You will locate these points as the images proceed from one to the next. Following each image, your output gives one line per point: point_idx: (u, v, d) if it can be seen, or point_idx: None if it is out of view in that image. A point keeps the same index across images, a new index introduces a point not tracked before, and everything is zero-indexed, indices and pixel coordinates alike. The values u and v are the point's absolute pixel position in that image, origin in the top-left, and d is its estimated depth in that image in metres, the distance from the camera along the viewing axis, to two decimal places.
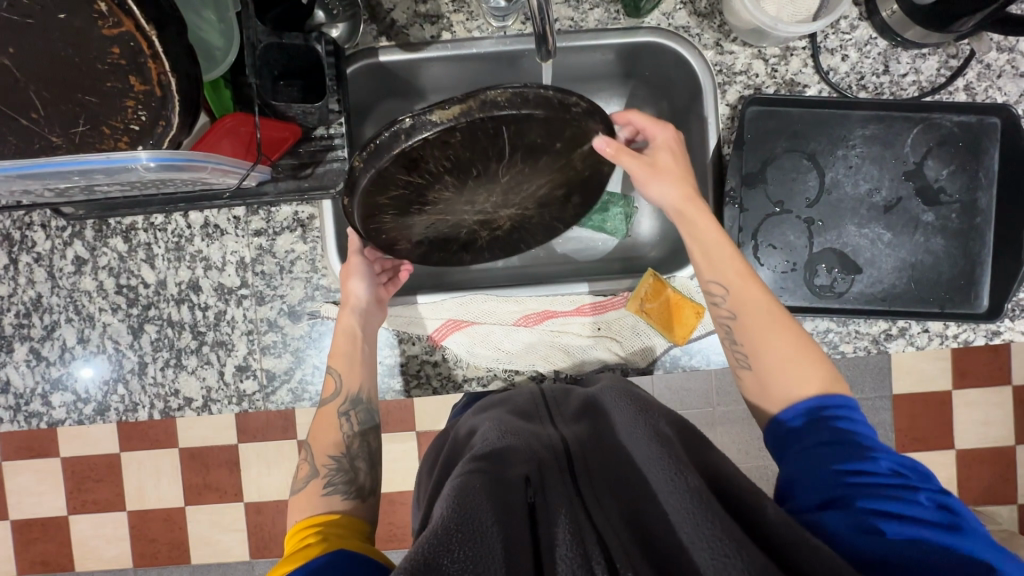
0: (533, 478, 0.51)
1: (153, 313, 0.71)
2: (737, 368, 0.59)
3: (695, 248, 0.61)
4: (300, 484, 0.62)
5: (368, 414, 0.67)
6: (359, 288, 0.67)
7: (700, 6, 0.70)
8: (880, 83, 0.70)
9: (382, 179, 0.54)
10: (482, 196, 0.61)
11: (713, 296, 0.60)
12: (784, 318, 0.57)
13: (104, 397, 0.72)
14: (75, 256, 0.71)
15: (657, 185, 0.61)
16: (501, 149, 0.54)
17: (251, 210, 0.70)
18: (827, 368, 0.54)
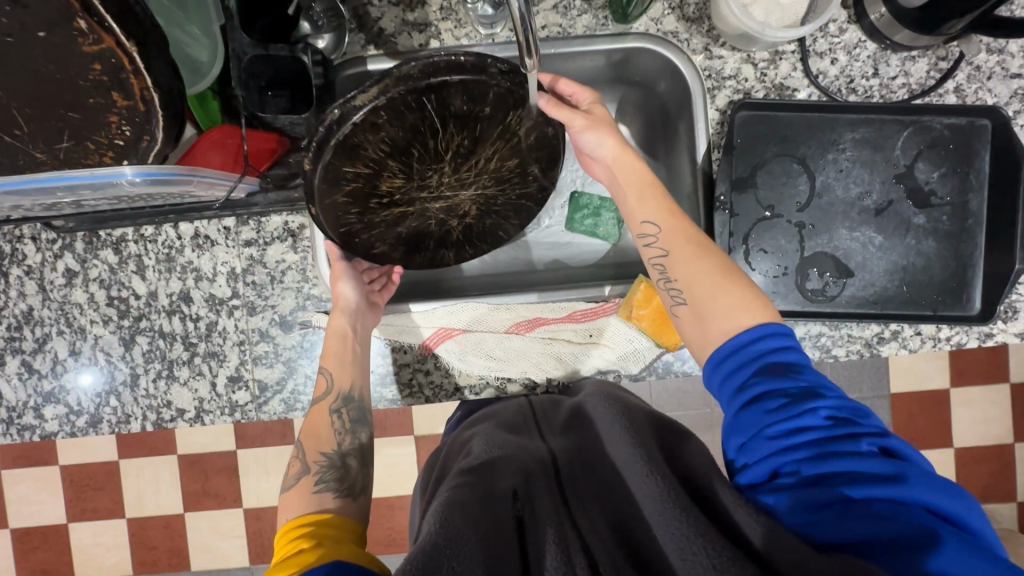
0: (519, 490, 0.52)
1: (145, 325, 0.71)
2: (673, 307, 0.58)
3: (633, 203, 0.61)
4: (290, 481, 0.62)
5: (360, 411, 0.67)
6: (345, 288, 0.68)
7: (688, 11, 0.70)
8: (869, 86, 0.70)
9: (333, 176, 0.57)
10: (433, 175, 0.63)
11: (646, 236, 0.60)
12: (720, 265, 0.56)
13: (97, 409, 0.71)
14: (66, 268, 0.71)
15: (592, 135, 0.62)
16: (432, 123, 0.57)
17: (242, 221, 0.70)
18: (756, 298, 0.54)
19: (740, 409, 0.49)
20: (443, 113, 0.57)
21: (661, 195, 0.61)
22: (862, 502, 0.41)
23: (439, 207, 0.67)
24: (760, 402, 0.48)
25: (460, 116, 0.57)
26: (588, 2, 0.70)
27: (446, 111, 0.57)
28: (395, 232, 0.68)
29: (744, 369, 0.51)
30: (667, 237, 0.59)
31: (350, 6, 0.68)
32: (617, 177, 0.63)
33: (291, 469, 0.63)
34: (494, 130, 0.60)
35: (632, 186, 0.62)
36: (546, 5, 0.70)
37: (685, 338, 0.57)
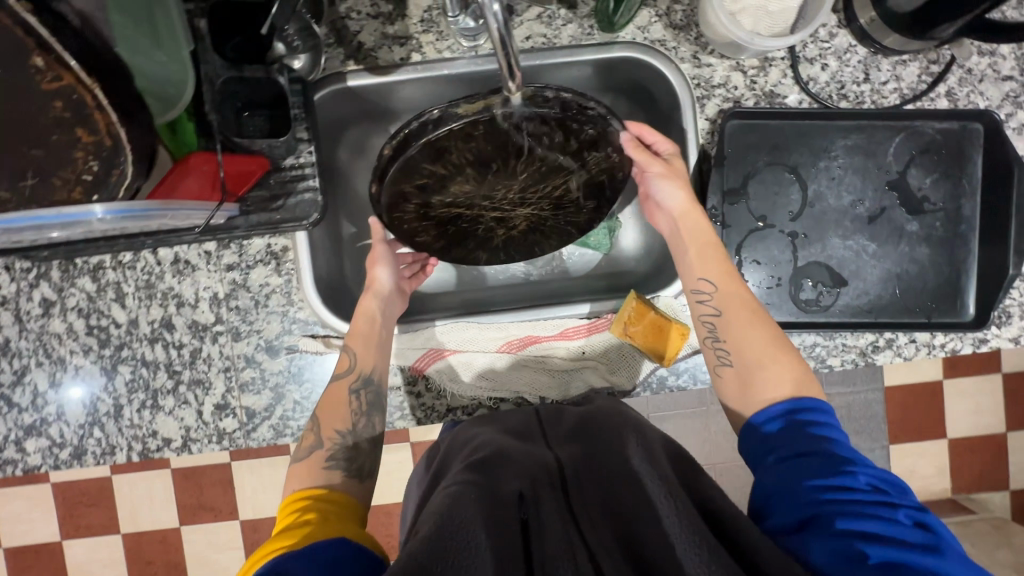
0: (526, 495, 0.50)
1: (128, 354, 0.70)
2: (717, 366, 0.59)
3: (692, 253, 0.62)
4: (302, 453, 0.60)
5: (378, 396, 0.65)
6: (382, 274, 0.70)
7: (675, 18, 0.68)
8: (861, 92, 0.69)
9: (408, 167, 0.58)
10: (500, 190, 0.63)
11: (700, 292, 0.61)
12: (782, 344, 0.57)
13: (80, 441, 0.69)
14: (43, 298, 0.69)
15: (665, 184, 0.64)
16: (520, 147, 0.57)
17: (223, 245, 0.69)
18: (805, 374, 0.54)
19: (779, 462, 0.48)
20: (535, 142, 0.57)
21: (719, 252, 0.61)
22: (892, 569, 0.39)
23: (491, 217, 0.68)
24: (802, 458, 0.47)
25: (547, 142, 0.57)
26: (573, 11, 0.68)
27: (539, 138, 0.57)
28: (441, 233, 0.68)
29: (787, 428, 0.51)
30: (723, 297, 0.59)
31: (328, 18, 0.66)
32: (680, 231, 0.64)
33: (305, 440, 0.61)
34: (576, 162, 0.60)
35: (694, 242, 0.62)
36: (530, 15, 0.68)
37: (723, 398, 0.58)
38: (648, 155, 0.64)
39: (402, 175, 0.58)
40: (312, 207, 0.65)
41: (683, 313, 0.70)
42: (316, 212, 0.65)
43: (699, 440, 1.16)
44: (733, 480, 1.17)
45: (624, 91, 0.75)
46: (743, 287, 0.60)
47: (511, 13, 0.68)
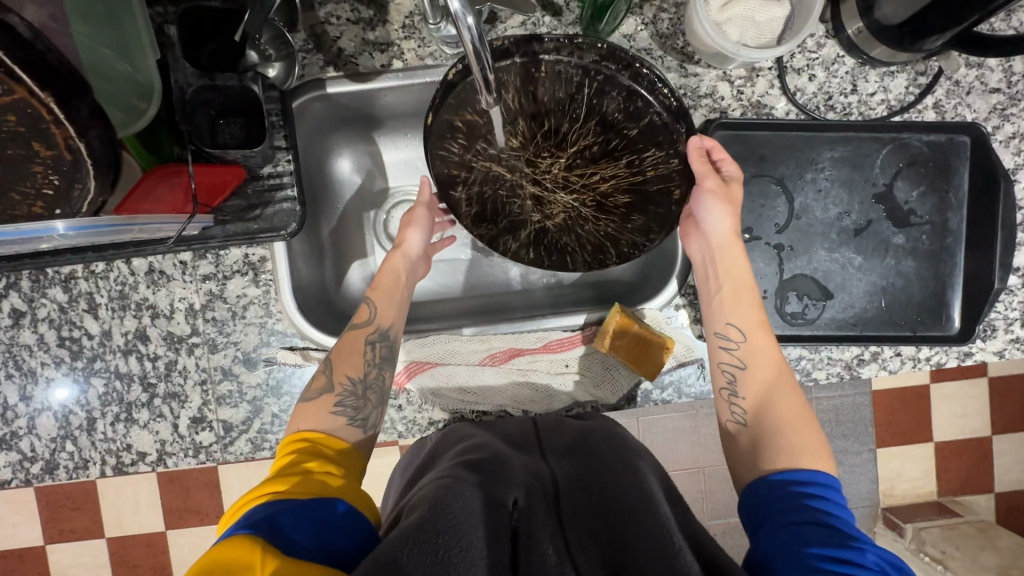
0: (520, 502, 0.48)
1: (101, 366, 0.68)
2: (728, 420, 0.57)
3: (728, 289, 0.60)
4: (310, 393, 0.57)
5: (391, 350, 0.63)
6: (415, 238, 0.71)
7: (662, 27, 0.67)
8: (848, 103, 0.68)
9: (464, 97, 0.63)
10: (546, 158, 0.68)
11: (728, 338, 0.59)
12: (803, 412, 0.54)
13: (52, 454, 0.68)
14: (12, 309, 0.67)
15: (715, 211, 0.61)
16: (578, 112, 0.65)
17: (199, 255, 0.67)
18: (822, 448, 0.52)
19: (782, 525, 0.46)
20: (594, 106, 0.64)
21: (754, 300, 0.60)
22: None
23: (528, 198, 0.71)
24: (808, 526, 0.45)
25: (602, 114, 0.64)
26: (559, 18, 0.67)
27: (596, 104, 0.64)
28: (481, 201, 0.70)
29: (791, 493, 0.48)
30: (749, 346, 0.58)
31: (306, 23, 0.64)
32: (717, 264, 0.61)
33: (316, 382, 0.58)
34: (628, 154, 0.65)
35: (729, 282, 0.60)
36: (513, 22, 0.67)
37: (729, 449, 0.56)
38: (707, 171, 0.61)
39: (458, 108, 0.64)
40: (290, 217, 0.64)
41: (668, 324, 0.69)
42: (295, 221, 0.64)
43: (688, 444, 1.15)
44: (722, 484, 1.17)
45: None
46: (771, 341, 0.58)
47: (495, 20, 0.66)
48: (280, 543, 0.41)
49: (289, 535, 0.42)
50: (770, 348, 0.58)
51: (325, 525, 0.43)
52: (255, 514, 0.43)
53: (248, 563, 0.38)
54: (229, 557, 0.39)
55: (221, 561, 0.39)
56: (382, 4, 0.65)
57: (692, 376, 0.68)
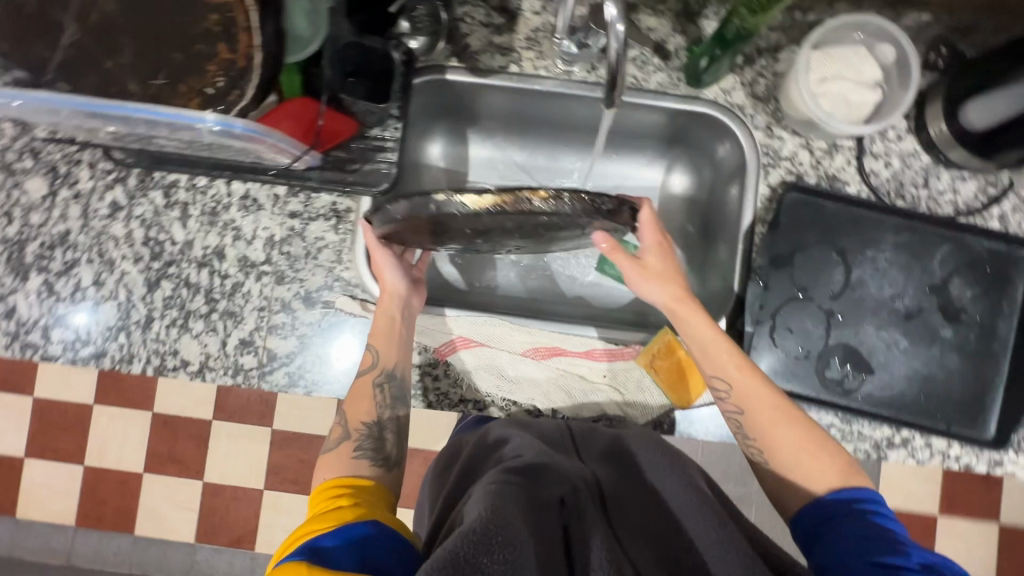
0: (568, 500, 0.49)
1: (172, 270, 0.72)
2: (755, 460, 0.59)
3: (694, 347, 0.61)
4: (331, 444, 0.62)
5: (402, 390, 0.66)
6: (391, 270, 0.67)
7: (758, 89, 0.73)
8: (918, 195, 0.72)
9: (408, 224, 0.54)
10: (493, 237, 0.59)
11: (717, 392, 0.59)
12: (818, 435, 0.56)
13: (104, 342, 0.71)
14: (113, 201, 0.73)
15: (649, 286, 0.64)
16: (521, 224, 0.53)
17: (292, 192, 0.72)
18: (848, 463, 0.55)
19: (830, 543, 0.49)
20: (533, 221, 0.52)
21: (725, 344, 0.59)
22: None
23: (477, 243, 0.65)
24: (854, 540, 0.48)
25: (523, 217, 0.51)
26: (666, 62, 0.73)
27: (540, 222, 0.52)
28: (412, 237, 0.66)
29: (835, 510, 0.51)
30: (739, 394, 0.58)
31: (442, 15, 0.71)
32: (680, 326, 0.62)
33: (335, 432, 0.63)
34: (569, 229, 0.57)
35: (695, 342, 0.61)
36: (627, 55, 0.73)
37: (765, 485, 0.58)
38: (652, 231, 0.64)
39: (420, 227, 0.57)
40: (384, 178, 0.69)
41: None
42: (387, 182, 0.69)
43: None
44: None
45: (691, 147, 0.80)
46: (759, 379, 0.58)
47: None
48: (321, 561, 0.43)
49: (330, 557, 0.44)
50: (758, 387, 0.58)
51: (362, 546, 0.45)
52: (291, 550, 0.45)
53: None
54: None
55: None
56: (514, 17, 0.73)
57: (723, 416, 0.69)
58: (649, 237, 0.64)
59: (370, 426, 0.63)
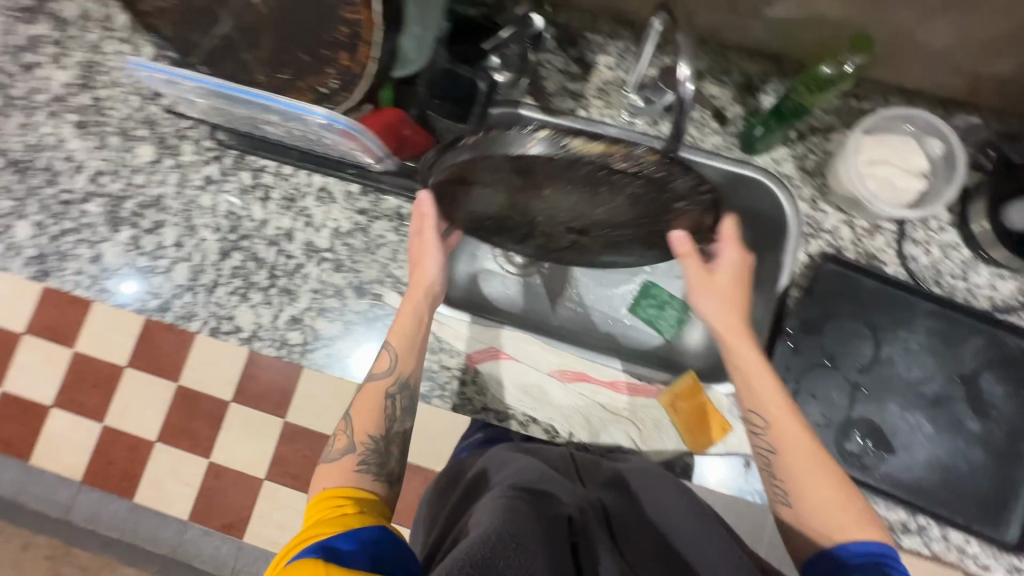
0: (575, 519, 0.54)
1: (245, 244, 0.79)
2: (777, 501, 0.60)
3: (739, 378, 0.63)
4: (333, 454, 0.63)
5: (411, 402, 0.67)
6: (428, 262, 0.70)
7: (807, 164, 0.77)
8: (954, 286, 0.74)
9: (489, 168, 0.50)
10: (560, 215, 0.56)
11: (754, 425, 0.61)
12: (848, 488, 0.57)
13: (171, 298, 0.78)
14: (207, 174, 0.80)
15: (709, 303, 0.66)
16: (609, 193, 0.50)
17: (364, 191, 0.79)
18: (872, 519, 0.56)
19: None
20: (626, 190, 0.50)
21: (773, 381, 0.61)
22: None
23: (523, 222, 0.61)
24: None
25: (613, 184, 0.48)
26: (723, 126, 0.78)
27: (632, 192, 0.50)
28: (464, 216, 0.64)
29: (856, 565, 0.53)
30: (777, 433, 0.59)
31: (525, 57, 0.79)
32: (734, 353, 0.63)
33: (339, 443, 0.64)
34: (646, 216, 0.54)
35: (742, 374, 0.63)
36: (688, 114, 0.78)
37: (783, 527, 0.59)
38: (729, 248, 0.65)
39: (488, 182, 0.52)
40: None
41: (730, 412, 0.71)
42: None
43: None
44: None
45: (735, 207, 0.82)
46: (798, 422, 0.59)
47: None
48: (334, 558, 0.47)
49: (342, 554, 0.48)
50: (796, 431, 0.59)
51: (372, 546, 0.50)
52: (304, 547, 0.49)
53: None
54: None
55: None
56: (590, 68, 0.80)
57: (732, 467, 0.70)
58: (728, 251, 0.65)
59: (376, 440, 0.63)
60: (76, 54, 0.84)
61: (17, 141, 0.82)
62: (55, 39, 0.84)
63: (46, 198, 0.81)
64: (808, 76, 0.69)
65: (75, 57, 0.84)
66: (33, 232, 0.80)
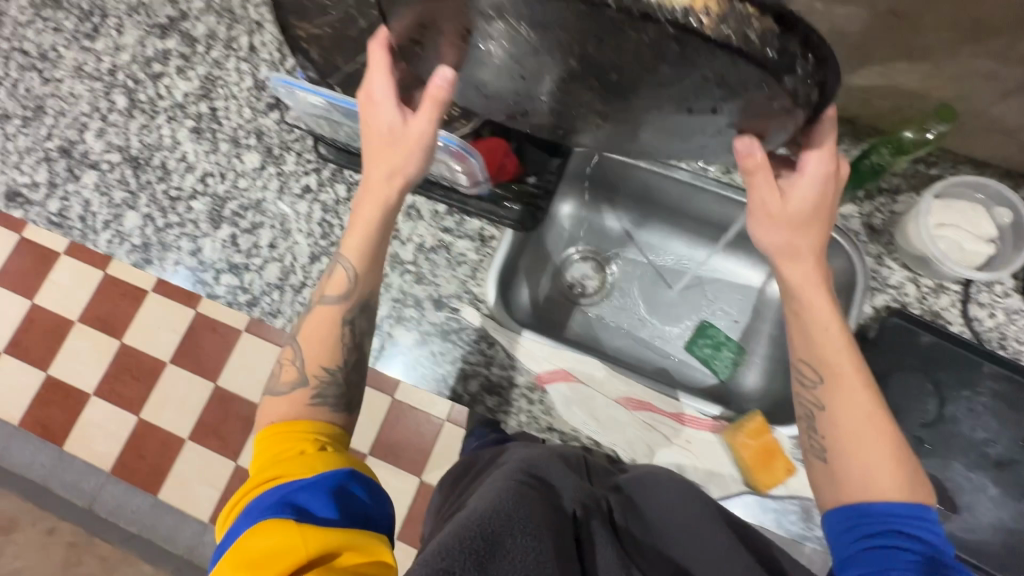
0: (579, 514, 0.62)
1: (334, 250, 0.84)
2: (814, 456, 0.63)
3: (796, 329, 0.64)
4: (287, 386, 0.68)
5: (368, 324, 0.72)
6: (382, 112, 0.63)
7: (875, 222, 0.81)
8: (1019, 350, 0.76)
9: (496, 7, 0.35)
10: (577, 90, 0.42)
11: (805, 377, 0.63)
12: (900, 455, 0.59)
13: (260, 294, 0.83)
14: (306, 184, 0.87)
15: (773, 233, 0.61)
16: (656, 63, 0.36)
17: (450, 212, 0.84)
18: (916, 483, 0.58)
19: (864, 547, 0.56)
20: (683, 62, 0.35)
21: (837, 342, 0.62)
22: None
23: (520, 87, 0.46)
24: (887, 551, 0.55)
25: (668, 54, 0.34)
26: None
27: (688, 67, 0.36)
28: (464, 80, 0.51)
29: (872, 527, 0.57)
30: (830, 390, 0.62)
31: None
32: (799, 294, 0.62)
33: (285, 375, 0.69)
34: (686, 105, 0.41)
35: (801, 322, 0.63)
36: None
37: (817, 481, 0.62)
38: (811, 160, 0.58)
39: (515, 52, 0.39)
40: (529, 217, 0.80)
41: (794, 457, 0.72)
42: (531, 222, 0.80)
43: None
44: None
45: None
46: (858, 380, 0.61)
47: None
48: (305, 517, 0.55)
49: (311, 508, 0.56)
50: (857, 392, 0.61)
51: (339, 497, 0.58)
52: (272, 499, 0.56)
53: (291, 545, 0.52)
54: (276, 538, 0.53)
55: (274, 547, 0.53)
56: None
57: (795, 514, 0.71)
58: (811, 164, 0.58)
59: (329, 373, 0.68)
60: (200, 68, 0.93)
61: (135, 139, 0.90)
62: (182, 53, 0.94)
63: (156, 193, 0.87)
64: (890, 139, 0.73)
65: (198, 70, 0.93)
66: (140, 222, 0.86)
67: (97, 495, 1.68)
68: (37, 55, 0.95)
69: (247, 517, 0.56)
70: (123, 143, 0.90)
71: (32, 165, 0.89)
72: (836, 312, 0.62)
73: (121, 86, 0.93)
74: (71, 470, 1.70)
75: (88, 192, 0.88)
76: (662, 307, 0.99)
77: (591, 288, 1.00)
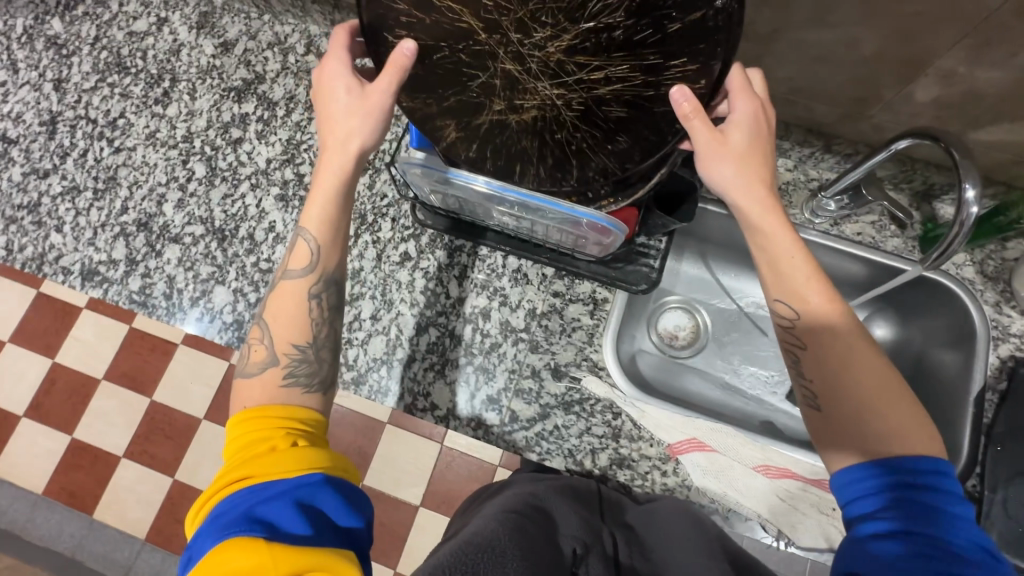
0: (578, 552, 0.57)
1: (441, 319, 0.80)
2: (808, 404, 0.57)
3: (765, 263, 0.59)
4: (253, 368, 0.59)
5: (338, 299, 0.64)
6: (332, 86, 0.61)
7: (987, 269, 0.81)
8: None
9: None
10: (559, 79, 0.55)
11: (780, 315, 0.58)
12: (896, 387, 0.53)
13: (367, 370, 0.78)
14: (405, 252, 0.83)
15: (723, 168, 0.58)
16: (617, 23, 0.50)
17: (558, 275, 0.81)
18: (919, 425, 0.52)
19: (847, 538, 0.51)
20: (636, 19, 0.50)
21: (803, 269, 0.57)
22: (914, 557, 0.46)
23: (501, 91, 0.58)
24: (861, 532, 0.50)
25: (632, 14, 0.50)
26: (903, 230, 0.84)
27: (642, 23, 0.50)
28: (458, 97, 0.59)
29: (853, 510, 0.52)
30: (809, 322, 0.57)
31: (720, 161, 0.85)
32: (760, 222, 0.58)
33: (254, 356, 0.59)
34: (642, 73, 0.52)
35: (767, 258, 0.59)
36: (867, 219, 0.85)
37: (812, 430, 0.57)
38: (737, 97, 0.58)
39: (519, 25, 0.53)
40: (643, 278, 0.77)
41: None
42: (645, 283, 0.77)
43: None
44: None
45: (901, 308, 0.87)
46: (832, 312, 0.56)
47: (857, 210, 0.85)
48: (276, 533, 0.47)
49: (283, 524, 0.48)
50: (829, 316, 0.56)
51: (310, 510, 0.49)
52: (236, 514, 0.48)
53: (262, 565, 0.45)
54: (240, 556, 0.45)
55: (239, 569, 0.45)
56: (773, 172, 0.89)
57: None
58: (738, 101, 0.58)
59: (302, 349, 0.60)
60: (280, 132, 0.89)
61: (218, 209, 0.86)
62: (262, 117, 0.90)
63: (245, 266, 0.83)
64: None
65: (279, 134, 0.89)
66: (231, 298, 0.82)
67: (131, 565, 1.61)
68: (105, 123, 0.91)
69: (211, 529, 0.48)
70: (206, 215, 0.86)
71: (108, 240, 0.85)
72: (800, 244, 0.58)
73: (199, 154, 0.89)
74: (102, 540, 1.61)
75: (171, 268, 0.83)
76: (760, 356, 0.97)
77: (684, 340, 0.98)
